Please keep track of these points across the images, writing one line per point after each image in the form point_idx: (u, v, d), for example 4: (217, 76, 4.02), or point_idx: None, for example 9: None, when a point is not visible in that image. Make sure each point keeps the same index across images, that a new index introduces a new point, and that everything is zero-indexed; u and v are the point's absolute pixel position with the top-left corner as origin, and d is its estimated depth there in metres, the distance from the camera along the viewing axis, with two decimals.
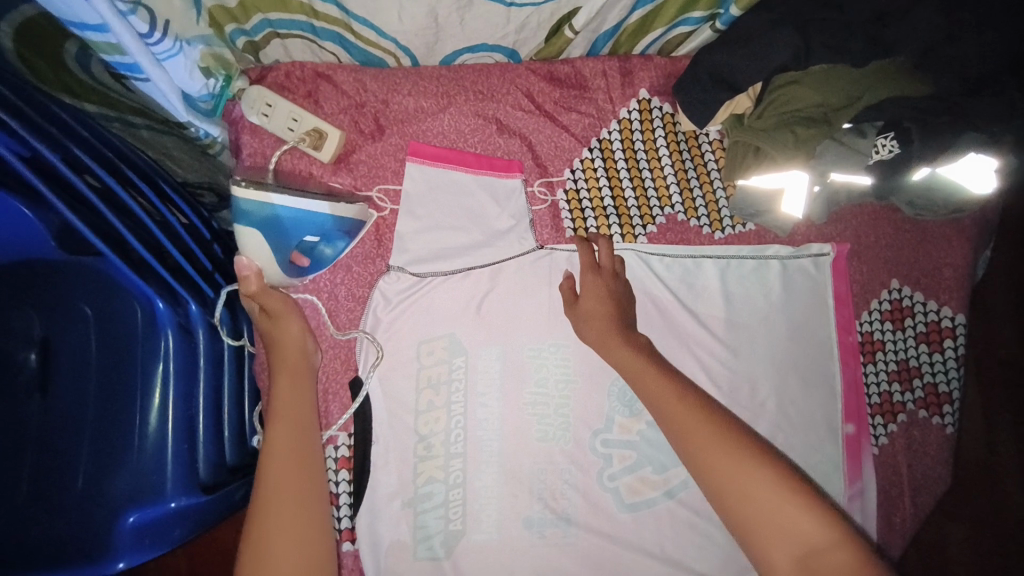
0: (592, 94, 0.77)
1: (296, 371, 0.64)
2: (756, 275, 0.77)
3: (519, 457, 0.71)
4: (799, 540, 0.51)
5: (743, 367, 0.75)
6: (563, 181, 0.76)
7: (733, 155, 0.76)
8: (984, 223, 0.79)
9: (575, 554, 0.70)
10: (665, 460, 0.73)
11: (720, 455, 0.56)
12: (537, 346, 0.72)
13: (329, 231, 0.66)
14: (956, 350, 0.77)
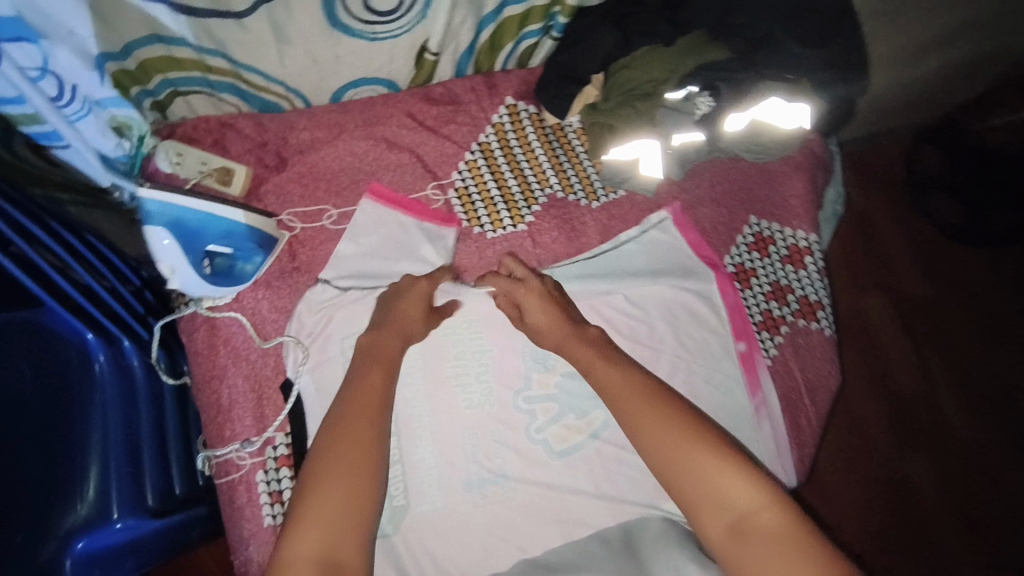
0: (466, 107, 0.90)
1: (392, 345, 0.68)
2: (615, 254, 0.86)
3: (454, 426, 0.77)
4: (731, 509, 0.58)
5: (639, 312, 0.84)
6: (452, 182, 0.87)
7: (593, 136, 0.89)
8: (815, 156, 0.94)
9: (516, 507, 0.75)
10: (586, 406, 0.80)
11: (667, 441, 0.62)
12: (453, 325, 0.80)
13: (238, 244, 0.75)
14: (817, 265, 0.90)
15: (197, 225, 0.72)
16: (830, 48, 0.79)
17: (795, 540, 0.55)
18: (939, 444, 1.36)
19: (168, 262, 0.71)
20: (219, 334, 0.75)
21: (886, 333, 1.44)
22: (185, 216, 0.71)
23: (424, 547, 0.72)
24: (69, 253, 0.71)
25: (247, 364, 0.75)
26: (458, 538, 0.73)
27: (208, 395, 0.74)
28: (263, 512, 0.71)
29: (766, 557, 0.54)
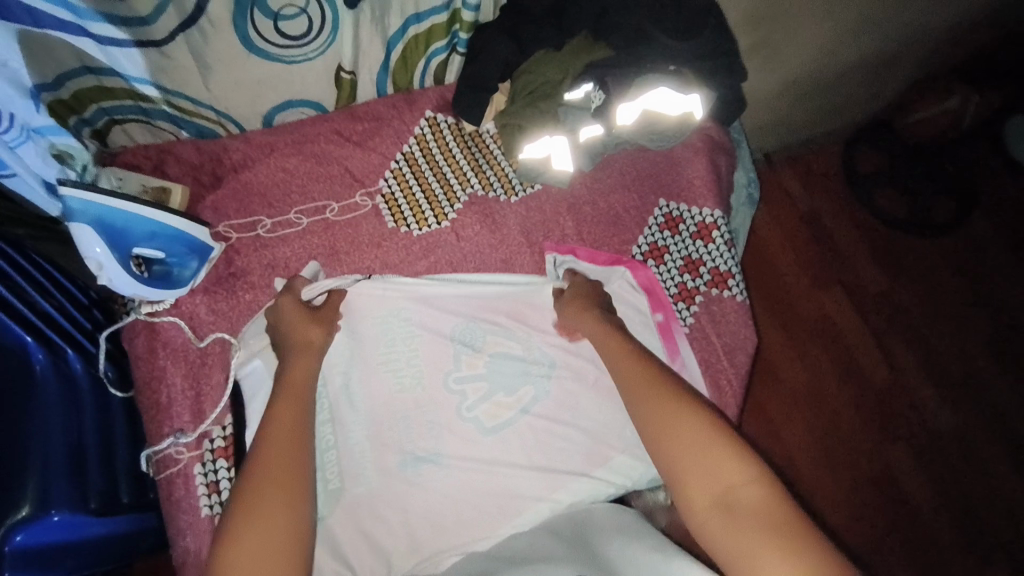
0: (388, 122, 0.98)
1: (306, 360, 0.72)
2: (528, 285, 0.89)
3: (389, 407, 0.81)
4: (720, 483, 0.60)
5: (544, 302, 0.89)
6: (380, 189, 0.94)
7: (506, 136, 0.95)
8: (713, 142, 1.02)
9: (450, 485, 0.78)
10: (514, 383, 0.84)
11: (671, 422, 0.65)
12: (382, 325, 0.84)
13: (172, 247, 0.78)
14: (724, 237, 0.96)
15: (124, 225, 0.73)
16: (700, 39, 0.89)
17: (787, 519, 0.56)
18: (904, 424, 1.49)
19: (96, 259, 0.72)
20: (158, 338, 0.79)
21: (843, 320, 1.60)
22: (115, 217, 0.72)
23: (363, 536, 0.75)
24: (18, 271, 0.78)
25: (185, 364, 0.79)
26: (396, 514, 0.76)
27: (149, 395, 0.77)
28: (200, 503, 0.73)
29: (749, 529, 0.56)
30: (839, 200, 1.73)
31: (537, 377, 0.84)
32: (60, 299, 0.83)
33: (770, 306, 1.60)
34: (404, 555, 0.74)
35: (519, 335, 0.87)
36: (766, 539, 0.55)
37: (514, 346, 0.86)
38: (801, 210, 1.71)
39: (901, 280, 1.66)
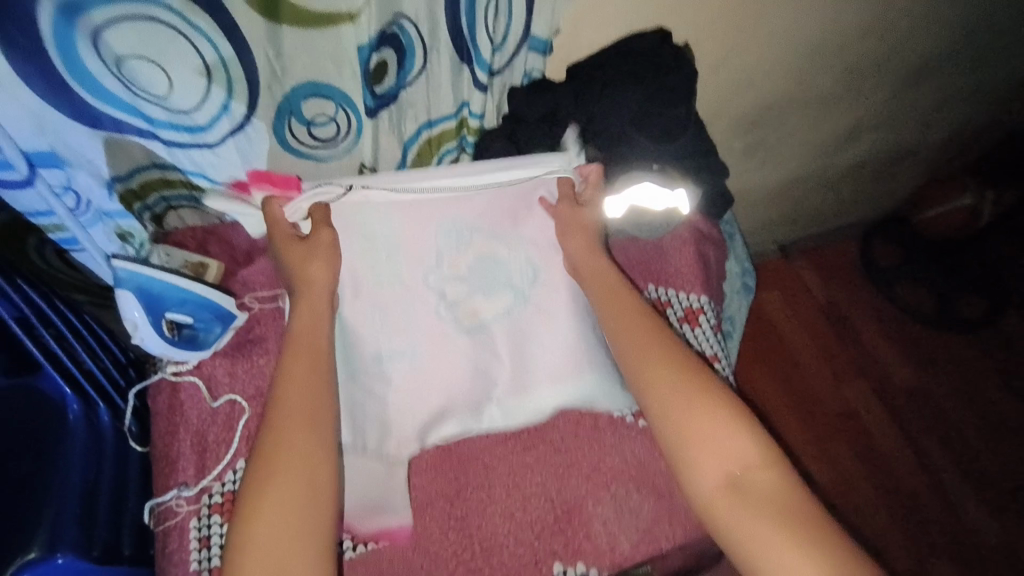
0: None
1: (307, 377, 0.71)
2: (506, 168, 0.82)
3: (376, 328, 0.81)
4: (739, 465, 0.69)
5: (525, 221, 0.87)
6: None
7: None
8: (701, 234, 1.08)
9: (427, 374, 0.82)
10: (505, 332, 0.84)
11: (695, 410, 0.72)
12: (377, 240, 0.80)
13: (200, 314, 0.87)
14: (710, 321, 1.02)
15: (161, 292, 0.83)
16: (683, 142, 0.98)
17: (795, 501, 0.67)
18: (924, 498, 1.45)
19: (133, 320, 0.82)
20: (178, 397, 0.88)
21: (868, 415, 1.54)
22: (152, 285, 0.82)
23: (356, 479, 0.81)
24: (72, 333, 0.90)
25: (197, 422, 0.86)
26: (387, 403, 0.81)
27: (163, 444, 0.85)
28: (191, 556, 0.78)
29: (762, 507, 0.66)
30: (860, 293, 1.72)
31: (522, 286, 0.85)
32: (103, 356, 0.95)
33: (785, 387, 1.56)
34: None
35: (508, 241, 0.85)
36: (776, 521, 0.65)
37: (499, 249, 0.85)
38: (819, 300, 1.70)
39: (929, 374, 1.60)
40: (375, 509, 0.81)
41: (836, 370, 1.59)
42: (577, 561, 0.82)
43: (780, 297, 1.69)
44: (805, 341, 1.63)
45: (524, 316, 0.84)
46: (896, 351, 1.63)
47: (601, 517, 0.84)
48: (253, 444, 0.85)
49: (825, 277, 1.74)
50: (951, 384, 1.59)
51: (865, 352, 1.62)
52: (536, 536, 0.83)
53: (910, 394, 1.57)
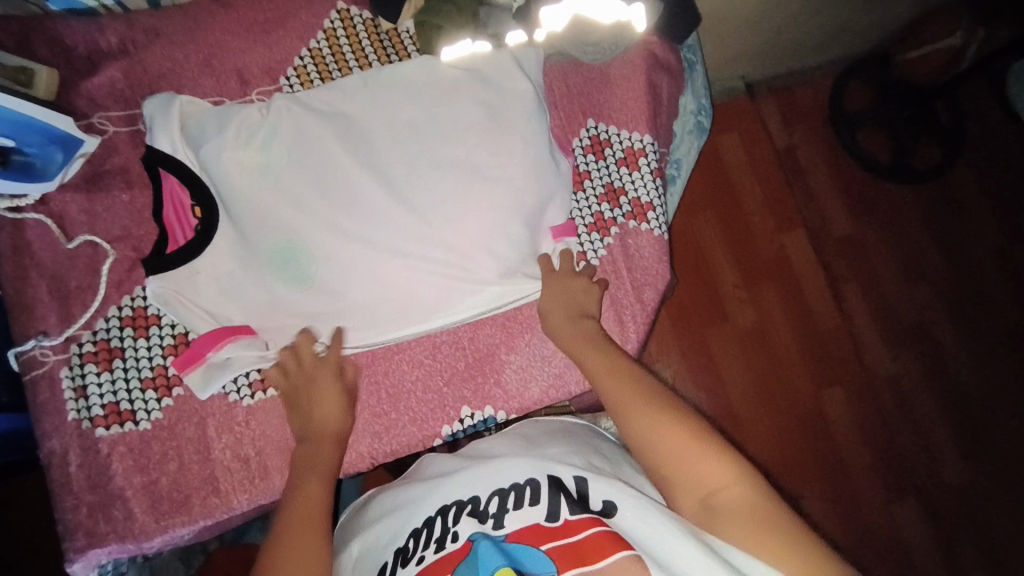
0: (293, 13, 0.88)
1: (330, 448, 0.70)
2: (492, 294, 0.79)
3: (342, 172, 0.74)
4: (705, 485, 0.58)
5: (466, 239, 0.75)
6: (280, 87, 0.87)
7: (424, 35, 0.87)
8: (656, 61, 0.91)
9: (282, 212, 0.73)
10: (459, 254, 0.76)
11: (650, 422, 0.63)
12: (393, 133, 0.75)
13: (26, 135, 0.71)
14: (651, 166, 0.89)
15: None
16: None
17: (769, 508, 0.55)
18: (846, 370, 1.46)
19: None
20: (24, 236, 0.75)
21: (803, 266, 1.51)
22: None
23: (249, 311, 0.75)
24: None
25: (53, 265, 0.75)
26: (280, 223, 0.73)
27: (14, 289, 0.74)
28: (67, 407, 0.72)
29: (737, 531, 0.54)
30: (821, 142, 1.61)
31: (426, 207, 0.75)
32: None
33: (725, 224, 1.52)
34: (280, 469, 0.74)
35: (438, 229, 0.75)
36: (753, 536, 0.53)
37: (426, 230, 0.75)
38: (779, 145, 1.59)
39: (871, 227, 1.56)
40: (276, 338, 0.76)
41: (777, 213, 1.54)
42: (484, 406, 0.81)
43: (739, 140, 1.58)
44: (756, 187, 1.55)
45: (473, 262, 0.76)
46: (842, 200, 1.57)
47: (513, 364, 0.82)
48: (125, 291, 0.76)
49: (791, 121, 1.60)
50: (892, 236, 1.55)
51: (811, 199, 1.56)
52: (444, 383, 0.81)
53: (846, 240, 1.55)
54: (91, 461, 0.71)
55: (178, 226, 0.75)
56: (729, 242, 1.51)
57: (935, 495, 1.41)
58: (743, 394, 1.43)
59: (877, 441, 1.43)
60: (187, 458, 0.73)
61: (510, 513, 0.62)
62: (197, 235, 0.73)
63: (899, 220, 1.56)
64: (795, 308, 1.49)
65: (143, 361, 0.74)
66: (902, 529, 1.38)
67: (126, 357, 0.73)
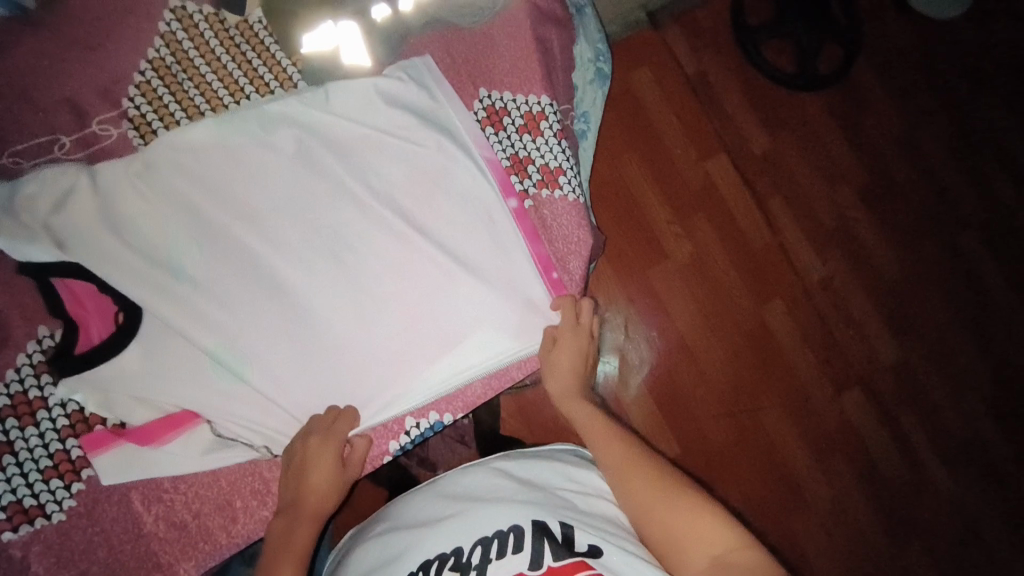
0: (119, 22, 0.76)
1: (307, 531, 0.64)
2: (430, 300, 0.75)
3: (241, 229, 0.71)
4: (714, 546, 0.57)
5: (391, 260, 0.74)
6: (124, 111, 0.76)
7: (278, 24, 0.80)
8: (541, 12, 0.87)
9: (197, 273, 0.70)
10: (387, 306, 0.74)
11: (651, 484, 0.64)
12: (288, 181, 0.73)
13: None
14: (553, 127, 0.84)
15: None
16: None
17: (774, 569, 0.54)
18: (788, 286, 1.50)
19: None
20: None
21: (735, 194, 1.53)
22: None
23: (170, 377, 0.69)
24: None
25: None
26: (188, 293, 0.69)
27: None
28: None
29: None
30: (728, 61, 1.58)
31: (348, 237, 0.74)
32: None
33: (653, 165, 1.50)
34: (224, 526, 0.70)
35: (358, 252, 0.74)
36: None
37: (347, 255, 0.73)
38: (689, 72, 1.56)
39: (788, 141, 1.58)
40: (209, 405, 0.70)
41: (700, 144, 1.54)
42: (428, 413, 0.78)
43: (650, 76, 1.54)
44: (674, 120, 1.53)
45: (401, 277, 0.75)
46: (761, 118, 1.57)
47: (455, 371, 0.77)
48: None
49: (696, 44, 1.57)
50: (808, 147, 1.58)
51: (731, 125, 1.56)
52: None
53: (770, 157, 1.56)
54: (5, 569, 0.64)
55: (91, 319, 0.68)
56: (658, 183, 1.50)
57: (877, 381, 1.50)
58: (699, 331, 1.45)
59: (825, 348, 1.49)
60: (116, 540, 0.67)
61: (494, 562, 0.59)
62: (119, 331, 0.68)
63: (811, 128, 1.59)
64: (732, 235, 1.51)
65: (38, 450, 0.66)
66: (851, 419, 1.47)
67: (15, 452, 0.65)
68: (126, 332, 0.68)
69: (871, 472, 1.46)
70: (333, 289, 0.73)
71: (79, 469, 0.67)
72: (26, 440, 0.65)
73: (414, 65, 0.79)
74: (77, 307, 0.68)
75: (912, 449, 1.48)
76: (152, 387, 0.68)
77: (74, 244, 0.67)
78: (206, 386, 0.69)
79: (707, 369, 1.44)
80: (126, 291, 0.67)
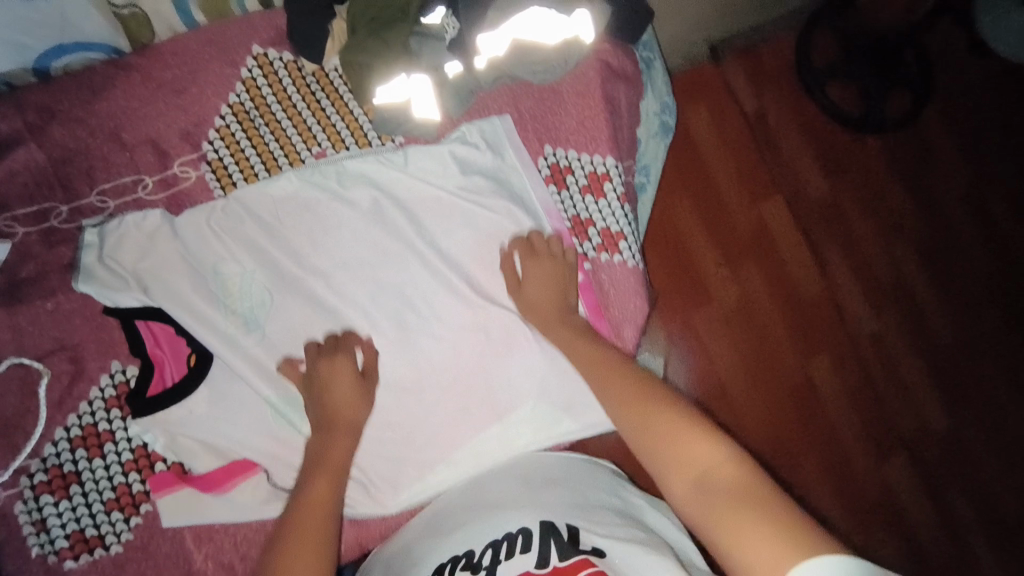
0: (204, 66, 0.79)
1: (342, 447, 0.67)
2: (485, 370, 0.78)
3: (310, 284, 0.76)
4: (697, 462, 0.55)
5: (451, 330, 0.78)
6: (203, 153, 0.79)
7: (353, 78, 0.78)
8: (611, 70, 0.86)
9: (273, 325, 0.74)
10: (444, 370, 0.77)
11: (636, 408, 0.62)
12: (365, 242, 0.78)
13: None
14: (617, 190, 0.84)
15: None
16: None
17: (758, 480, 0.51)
18: (837, 343, 1.44)
19: None
20: None
21: (787, 241, 1.46)
22: None
23: (236, 425, 0.72)
24: None
25: None
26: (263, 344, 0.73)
27: None
28: (29, 541, 0.67)
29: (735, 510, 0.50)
30: (789, 100, 1.51)
31: (415, 299, 0.78)
32: None
33: (703, 208, 1.44)
34: None
35: (425, 314, 0.78)
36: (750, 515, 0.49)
37: (411, 314, 0.78)
38: (748, 110, 1.49)
39: (845, 187, 1.50)
40: (270, 454, 0.72)
41: (754, 184, 1.47)
42: None
43: (707, 115, 1.46)
44: (727, 158, 1.46)
45: (459, 344, 0.78)
46: (818, 162, 1.50)
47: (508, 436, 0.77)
48: (69, 412, 0.70)
49: (756, 81, 1.50)
50: (867, 195, 1.50)
51: (789, 168, 1.49)
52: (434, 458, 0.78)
53: (826, 204, 1.49)
54: None
55: (167, 361, 0.72)
56: (708, 226, 1.44)
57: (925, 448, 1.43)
58: (740, 381, 1.40)
59: (870, 408, 1.43)
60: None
61: (503, 564, 0.56)
62: (189, 376, 0.71)
63: (873, 177, 1.50)
64: (782, 287, 1.45)
65: (103, 482, 0.69)
66: (897, 490, 1.41)
67: (82, 481, 0.68)
68: (195, 377, 0.71)
69: (916, 545, 1.39)
70: (395, 348, 0.77)
71: (137, 504, 0.69)
72: (94, 471, 0.69)
73: (491, 125, 0.82)
74: (156, 347, 0.71)
75: (961, 524, 1.41)
76: (222, 432, 0.72)
77: (160, 293, 0.72)
78: (269, 436, 0.72)
79: (746, 424, 1.39)
80: (205, 341, 0.72)
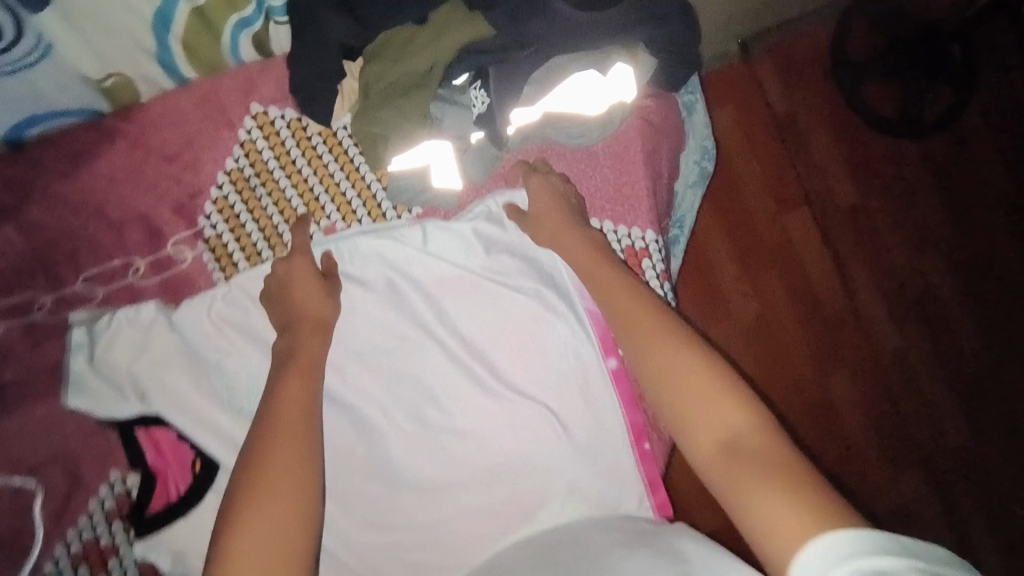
0: (198, 130, 0.71)
1: (313, 348, 0.61)
2: (510, 468, 0.71)
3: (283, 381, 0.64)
4: (725, 422, 0.50)
5: (472, 423, 0.72)
6: (200, 230, 0.71)
7: (366, 146, 0.69)
8: (653, 127, 0.77)
9: None
10: (456, 469, 0.71)
11: (653, 339, 0.56)
12: (385, 331, 0.72)
13: None
14: (656, 268, 0.76)
15: None
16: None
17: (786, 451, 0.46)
18: (885, 380, 1.22)
19: None
20: None
21: (820, 264, 1.22)
22: None
23: None
24: None
25: None
26: None
27: None
28: None
29: (759, 478, 0.45)
30: (822, 99, 1.25)
31: (436, 390, 0.72)
32: None
33: (727, 226, 1.20)
34: None
35: (446, 409, 0.72)
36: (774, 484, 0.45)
37: (430, 408, 0.72)
38: (775, 109, 1.23)
39: (881, 196, 1.25)
40: None
41: (785, 197, 1.22)
42: None
43: (732, 115, 1.22)
44: (752, 166, 1.22)
45: (482, 437, 0.71)
46: (856, 172, 1.25)
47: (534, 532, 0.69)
48: (68, 524, 0.66)
49: (785, 75, 1.24)
50: (917, 206, 1.25)
51: (828, 179, 1.24)
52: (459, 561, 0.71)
53: (871, 218, 1.25)
54: None
55: (171, 471, 0.66)
56: (734, 248, 1.20)
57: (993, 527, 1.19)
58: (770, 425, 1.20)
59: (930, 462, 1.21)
60: None
61: None
62: (193, 486, 0.65)
63: (920, 185, 1.25)
64: (819, 321, 1.22)
65: None
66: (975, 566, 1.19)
67: None
68: (201, 487, 0.65)
69: None
70: (415, 445, 0.71)
71: None
72: None
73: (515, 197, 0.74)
74: (158, 458, 0.66)
75: None
76: None
77: (157, 397, 0.66)
78: None
79: None
80: (207, 447, 0.66)
